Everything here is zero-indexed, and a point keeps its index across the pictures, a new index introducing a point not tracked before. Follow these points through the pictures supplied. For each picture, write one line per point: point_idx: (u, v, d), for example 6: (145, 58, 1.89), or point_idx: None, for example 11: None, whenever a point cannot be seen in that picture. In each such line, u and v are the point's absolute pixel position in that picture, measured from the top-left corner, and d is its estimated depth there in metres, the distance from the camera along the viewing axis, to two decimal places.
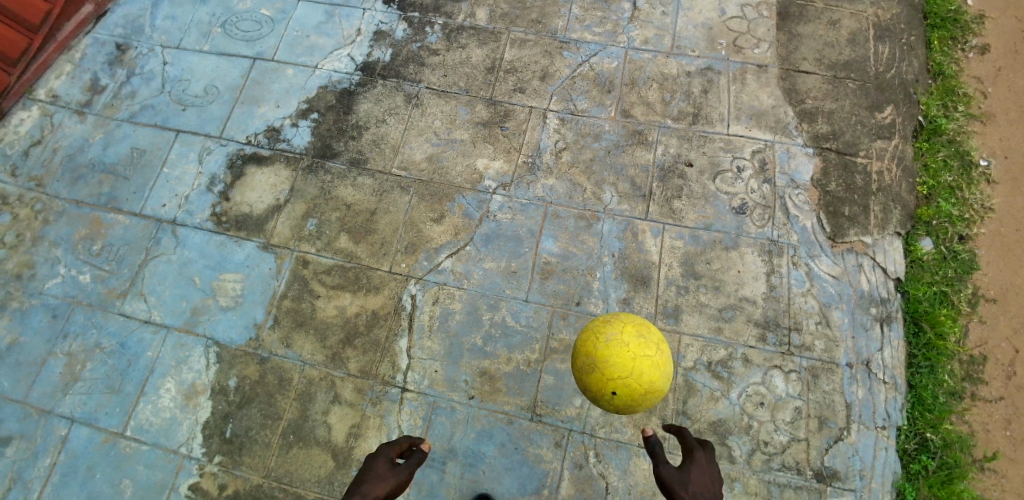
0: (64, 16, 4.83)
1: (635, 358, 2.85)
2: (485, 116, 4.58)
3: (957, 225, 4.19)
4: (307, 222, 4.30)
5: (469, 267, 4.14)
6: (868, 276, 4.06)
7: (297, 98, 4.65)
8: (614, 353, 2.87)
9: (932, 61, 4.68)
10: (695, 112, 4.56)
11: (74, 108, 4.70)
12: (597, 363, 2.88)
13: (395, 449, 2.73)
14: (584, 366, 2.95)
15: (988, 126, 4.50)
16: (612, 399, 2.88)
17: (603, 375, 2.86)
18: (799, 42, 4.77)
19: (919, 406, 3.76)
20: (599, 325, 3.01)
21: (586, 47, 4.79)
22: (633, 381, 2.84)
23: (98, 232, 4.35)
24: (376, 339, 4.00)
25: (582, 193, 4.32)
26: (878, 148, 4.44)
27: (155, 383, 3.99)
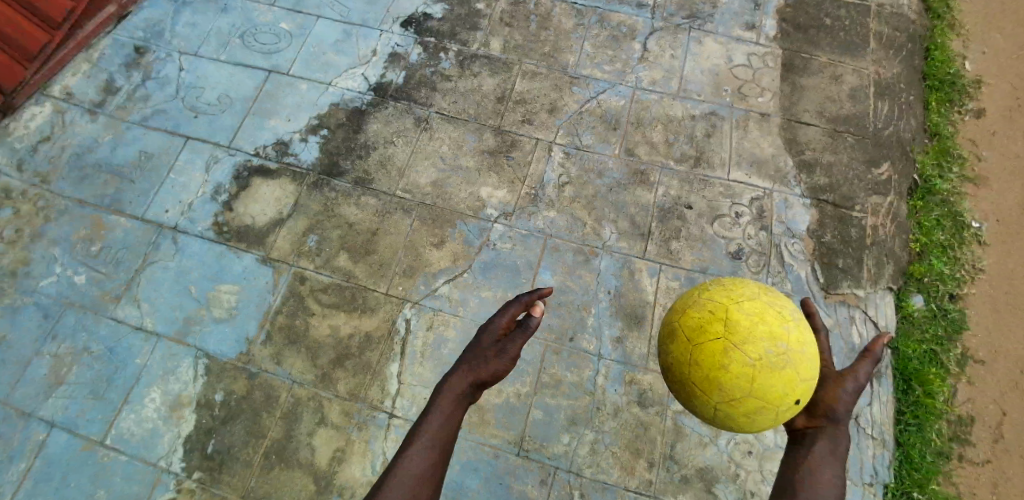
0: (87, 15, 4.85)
1: (811, 332, 2.49)
2: (491, 145, 4.63)
3: (948, 284, 4.26)
4: (307, 238, 4.31)
5: (466, 294, 4.15)
6: (860, 329, 4.11)
7: (308, 114, 4.69)
8: (792, 314, 2.43)
9: (929, 122, 4.80)
10: (698, 156, 4.64)
11: (87, 107, 4.72)
12: (773, 320, 2.36)
13: (504, 319, 2.56)
14: (749, 325, 2.33)
15: (981, 188, 4.61)
16: (788, 409, 2.35)
17: (785, 336, 2.33)
18: (802, 93, 4.89)
19: (905, 465, 3.78)
20: (748, 286, 2.57)
21: (595, 84, 4.88)
22: (813, 356, 2.40)
23: (97, 234, 4.33)
24: (367, 361, 3.99)
25: (582, 228, 4.37)
26: (874, 203, 4.52)
27: (140, 392, 3.95)
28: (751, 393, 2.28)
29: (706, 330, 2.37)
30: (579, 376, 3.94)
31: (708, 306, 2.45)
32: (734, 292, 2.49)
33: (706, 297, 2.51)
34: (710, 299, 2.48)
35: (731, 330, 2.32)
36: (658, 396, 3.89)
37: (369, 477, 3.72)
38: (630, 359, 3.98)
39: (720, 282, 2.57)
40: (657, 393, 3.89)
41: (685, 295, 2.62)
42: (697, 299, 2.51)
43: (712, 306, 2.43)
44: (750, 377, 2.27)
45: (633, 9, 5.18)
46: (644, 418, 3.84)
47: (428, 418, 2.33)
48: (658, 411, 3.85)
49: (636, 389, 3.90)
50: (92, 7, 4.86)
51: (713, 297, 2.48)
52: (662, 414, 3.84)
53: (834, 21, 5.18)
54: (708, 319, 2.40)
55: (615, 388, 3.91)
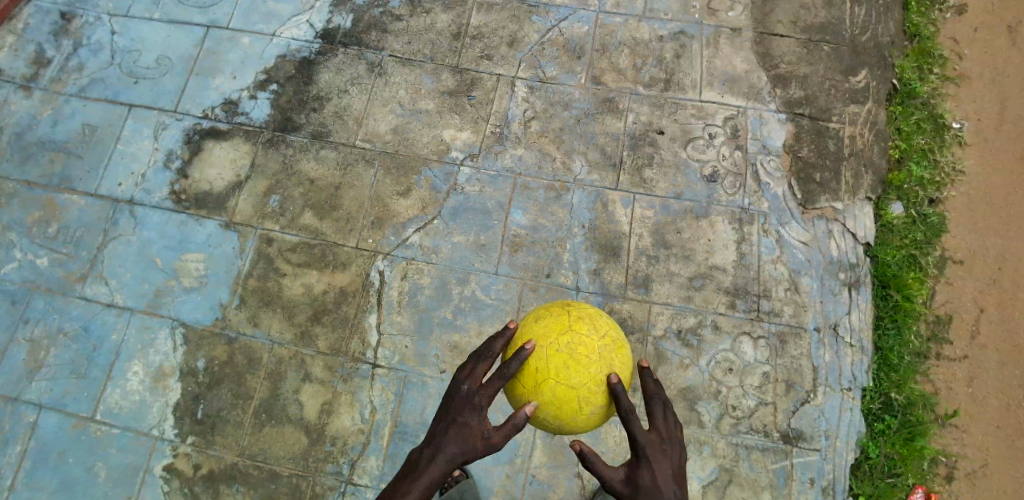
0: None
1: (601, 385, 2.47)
2: (451, 85, 4.45)
3: (928, 189, 4.19)
4: (270, 198, 4.19)
5: (437, 241, 4.07)
6: (838, 242, 4.05)
7: (255, 68, 4.49)
8: (578, 371, 2.44)
9: (908, 23, 4.60)
10: (667, 78, 4.46)
11: (20, 83, 4.51)
12: (557, 357, 2.45)
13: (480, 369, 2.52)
14: (541, 342, 2.50)
15: (962, 89, 4.46)
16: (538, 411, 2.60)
17: (544, 372, 2.44)
18: (774, 4, 4.66)
19: (884, 367, 3.81)
20: (608, 338, 2.58)
21: (556, 11, 4.65)
22: (551, 404, 2.45)
23: (54, 215, 4.21)
24: (344, 316, 3.95)
25: (551, 162, 4.24)
26: (851, 112, 4.39)
27: (122, 366, 3.92)
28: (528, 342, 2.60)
29: (542, 314, 2.64)
30: None
31: (568, 311, 2.63)
32: (590, 321, 2.59)
33: (580, 309, 2.67)
34: (576, 312, 2.63)
35: (535, 327, 2.58)
36: (638, 324, 3.88)
37: (360, 425, 3.75)
38: (608, 291, 3.95)
39: (598, 322, 2.61)
40: (636, 322, 3.88)
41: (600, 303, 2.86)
42: (582, 308, 2.68)
43: (569, 312, 2.62)
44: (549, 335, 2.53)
45: None
46: None
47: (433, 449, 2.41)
48: (638, 339, 3.85)
49: (615, 320, 3.89)
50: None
51: (578, 312, 2.63)
52: (642, 342, 3.84)
53: None
54: (553, 309, 2.67)
55: None
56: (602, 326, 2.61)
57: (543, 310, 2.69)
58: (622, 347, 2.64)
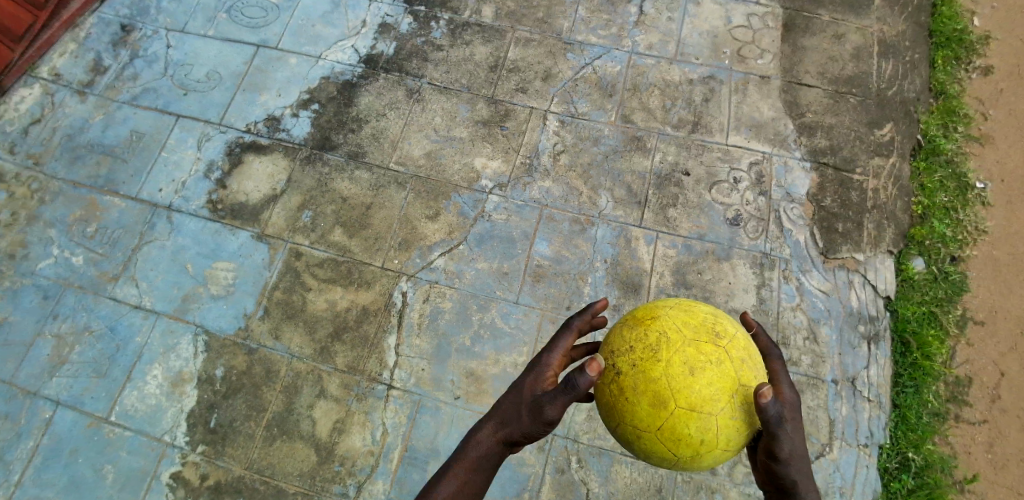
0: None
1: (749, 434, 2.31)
2: (485, 115, 4.57)
3: (950, 247, 4.22)
4: (302, 213, 4.30)
5: (462, 266, 4.15)
6: (858, 293, 4.08)
7: (298, 87, 4.64)
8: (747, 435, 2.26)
9: (934, 80, 4.69)
10: (695, 121, 4.56)
11: (75, 88, 4.68)
12: (734, 411, 2.19)
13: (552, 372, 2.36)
14: (710, 410, 2.15)
15: (986, 148, 4.52)
16: (670, 456, 2.26)
17: (713, 441, 2.18)
18: (803, 54, 4.77)
19: (901, 426, 3.80)
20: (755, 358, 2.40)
21: (591, 50, 4.78)
22: (701, 453, 2.22)
23: (93, 215, 4.34)
24: (365, 334, 4.01)
25: (578, 197, 4.33)
26: (875, 165, 4.44)
27: (142, 369, 4.00)
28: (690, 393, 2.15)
29: (689, 344, 2.23)
30: None
31: (723, 342, 2.28)
32: (750, 365, 2.29)
33: (729, 335, 2.32)
34: (729, 340, 2.31)
35: (697, 389, 2.15)
36: None
37: (370, 446, 3.78)
38: None
39: (748, 353, 2.32)
40: None
41: (726, 315, 2.49)
42: (725, 329, 2.34)
43: (727, 352, 2.24)
44: (723, 385, 2.18)
45: None
46: None
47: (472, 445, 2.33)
48: None
49: None
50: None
51: (740, 356, 2.26)
52: None
53: None
54: (710, 359, 2.21)
55: None
56: (752, 354, 2.35)
57: (691, 340, 2.25)
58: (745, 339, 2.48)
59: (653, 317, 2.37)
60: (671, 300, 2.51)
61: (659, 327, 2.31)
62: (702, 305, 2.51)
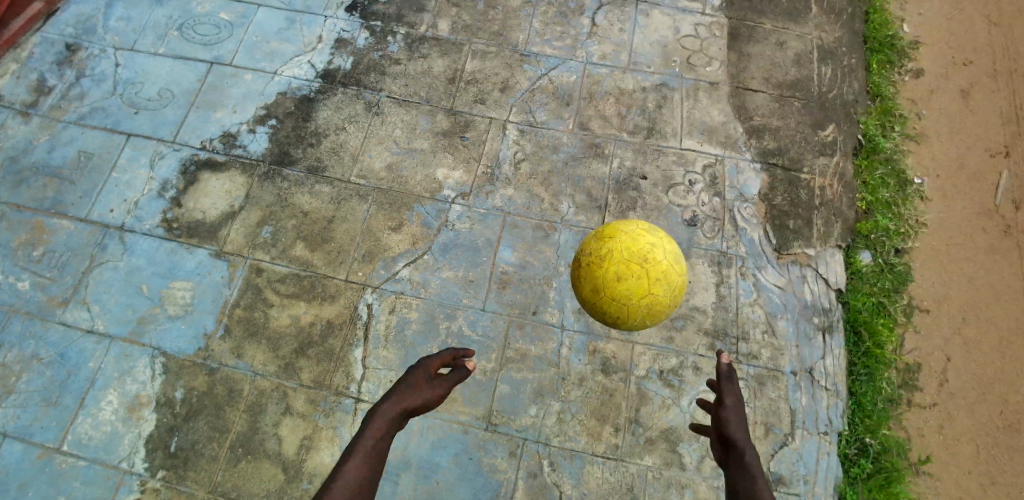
0: (12, 13, 4.65)
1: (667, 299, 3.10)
2: (445, 126, 4.61)
3: (894, 239, 4.44)
4: (261, 229, 4.24)
5: (427, 276, 4.15)
6: (811, 286, 4.25)
7: (254, 104, 4.59)
8: (658, 292, 3.05)
9: (871, 83, 4.95)
10: (650, 127, 4.69)
11: (19, 108, 4.53)
12: (641, 306, 3.06)
13: (435, 361, 2.68)
14: (625, 302, 3.05)
15: (921, 146, 4.79)
16: (631, 302, 3.05)
17: (636, 309, 3.06)
18: (748, 61, 4.98)
19: (858, 412, 3.96)
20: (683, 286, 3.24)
21: (547, 61, 4.88)
22: (635, 318, 3.12)
23: (40, 238, 4.18)
24: (331, 349, 3.96)
25: (540, 203, 4.39)
26: (821, 164, 4.65)
27: (95, 395, 3.85)
28: (618, 287, 3.02)
29: (630, 283, 3.01)
30: (543, 349, 3.99)
31: (642, 272, 3.03)
32: (664, 282, 3.07)
33: (656, 264, 3.05)
34: (667, 309, 3.15)
35: (619, 287, 3.03)
36: (621, 364, 3.98)
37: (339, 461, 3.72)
38: (593, 329, 4.05)
39: (664, 274, 3.06)
40: (619, 361, 3.98)
41: (663, 241, 3.15)
42: (654, 272, 3.05)
43: (648, 274, 3.03)
44: (634, 297, 3.03)
45: None
46: (609, 386, 3.93)
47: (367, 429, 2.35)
48: (621, 378, 3.95)
49: (599, 359, 3.98)
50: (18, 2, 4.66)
51: (655, 280, 3.05)
52: (625, 381, 3.94)
53: None
54: (627, 283, 3.02)
55: (579, 358, 3.98)
56: (677, 286, 3.14)
57: (623, 263, 3.03)
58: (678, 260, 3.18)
59: (605, 254, 3.09)
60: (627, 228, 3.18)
61: (607, 249, 3.09)
62: (654, 237, 3.14)
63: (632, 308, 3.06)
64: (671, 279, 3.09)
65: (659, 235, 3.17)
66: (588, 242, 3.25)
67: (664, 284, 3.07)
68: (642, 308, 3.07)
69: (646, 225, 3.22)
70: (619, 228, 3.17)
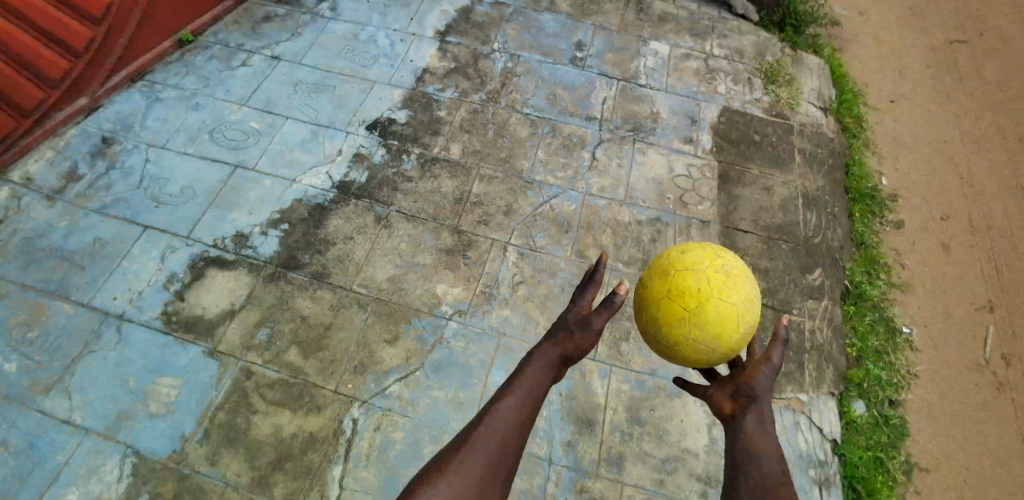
0: (55, 105, 4.89)
1: (743, 274, 2.89)
2: (448, 243, 4.72)
3: (886, 389, 4.46)
4: (258, 331, 4.19)
5: (416, 394, 4.06)
6: (806, 435, 4.17)
7: (270, 207, 4.71)
8: (728, 258, 2.91)
9: (855, 231, 5.25)
10: (644, 258, 4.84)
11: (46, 193, 4.61)
12: (717, 267, 2.85)
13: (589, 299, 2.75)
14: (697, 268, 2.84)
15: (908, 296, 4.96)
16: (705, 265, 2.86)
17: (713, 272, 2.82)
18: (738, 203, 5.25)
19: None
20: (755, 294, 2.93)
21: (549, 189, 5.12)
22: (717, 285, 2.79)
23: (38, 319, 4.11)
24: (309, 465, 3.78)
25: (534, 326, 4.41)
26: (810, 307, 4.76)
27: (55, 493, 3.59)
28: (683, 256, 2.91)
29: (693, 250, 2.94)
30: (529, 483, 3.84)
31: (703, 246, 3.00)
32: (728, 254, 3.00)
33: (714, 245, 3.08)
34: (735, 287, 2.81)
35: (685, 257, 2.91)
36: None
37: None
38: (581, 465, 3.93)
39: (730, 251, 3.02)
40: None
41: None
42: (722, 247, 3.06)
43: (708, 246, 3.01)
44: (705, 260, 2.88)
45: (583, 121, 5.57)
46: None
47: (520, 378, 2.55)
48: None
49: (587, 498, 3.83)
50: (64, 96, 4.91)
51: (719, 250, 2.98)
52: None
53: (762, 138, 5.68)
54: (692, 252, 2.94)
55: (565, 496, 3.83)
56: (747, 277, 2.90)
57: (680, 247, 3.02)
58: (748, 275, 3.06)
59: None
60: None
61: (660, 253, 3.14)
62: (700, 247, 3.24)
63: (710, 274, 2.81)
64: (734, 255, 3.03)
65: None
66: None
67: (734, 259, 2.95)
68: (720, 274, 2.82)
69: None
70: None
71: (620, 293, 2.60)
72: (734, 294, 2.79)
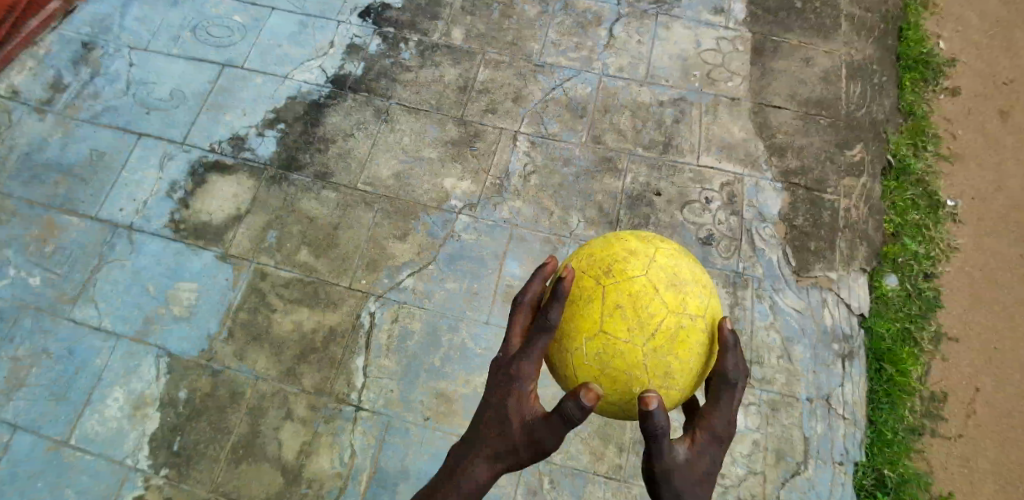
0: (29, 11, 4.75)
1: (659, 336, 2.14)
2: (454, 136, 4.55)
3: (923, 263, 4.22)
4: (268, 233, 4.22)
5: (430, 286, 4.07)
6: (831, 311, 4.05)
7: (265, 107, 4.61)
8: (628, 321, 2.14)
9: (903, 102, 4.75)
10: (666, 142, 4.57)
11: (34, 105, 4.61)
12: (617, 348, 2.13)
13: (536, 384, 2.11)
14: (590, 359, 2.15)
15: (956, 167, 4.56)
16: (599, 354, 2.14)
17: (614, 361, 2.13)
18: (772, 77, 4.82)
19: (877, 441, 3.75)
20: (670, 381, 2.17)
21: (561, 72, 4.80)
22: (626, 371, 2.13)
23: (51, 234, 4.23)
24: (332, 356, 3.90)
25: (548, 216, 4.29)
26: (846, 185, 4.46)
27: (102, 392, 3.84)
28: (569, 341, 2.20)
29: (578, 325, 2.19)
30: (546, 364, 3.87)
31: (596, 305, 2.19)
32: (632, 303, 2.17)
33: (616, 276, 2.23)
34: (622, 387, 2.15)
35: (574, 338, 2.19)
36: None
37: (338, 469, 3.65)
38: None
39: (646, 313, 2.14)
40: None
41: (615, 249, 2.34)
42: (644, 294, 2.18)
43: (600, 300, 2.19)
44: (595, 336, 2.16)
45: None
46: None
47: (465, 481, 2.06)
48: None
49: None
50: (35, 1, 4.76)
51: (615, 301, 2.17)
52: None
53: (806, 4, 5.11)
54: (580, 327, 2.19)
55: None
56: (655, 369, 2.13)
57: (570, 304, 2.24)
58: (690, 346, 2.18)
59: (630, 244, 2.37)
60: (675, 251, 2.39)
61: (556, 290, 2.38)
62: (603, 252, 2.34)
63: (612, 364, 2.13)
64: (643, 293, 2.18)
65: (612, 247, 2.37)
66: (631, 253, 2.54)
67: (643, 311, 2.16)
68: (624, 357, 2.12)
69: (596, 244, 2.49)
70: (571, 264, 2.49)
71: (590, 400, 1.96)
72: (653, 376, 2.14)
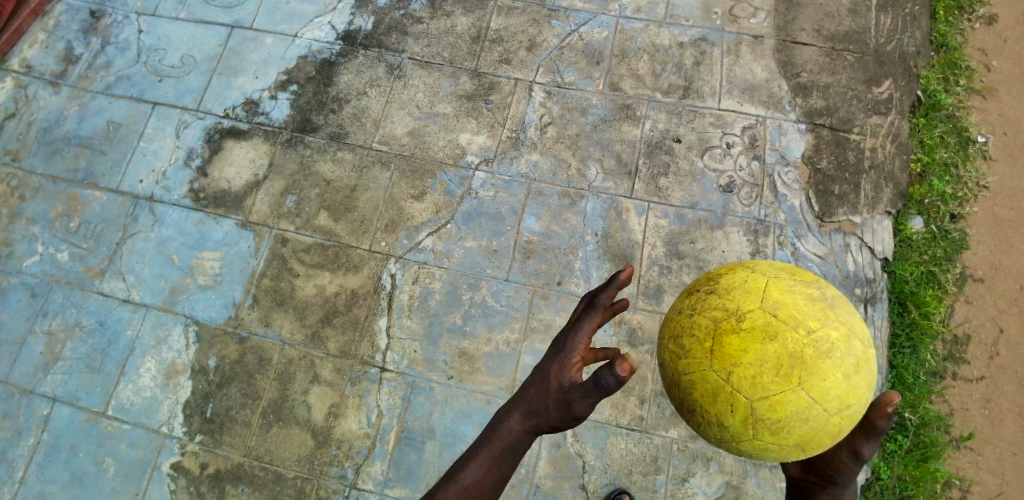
0: None
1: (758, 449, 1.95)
2: (468, 89, 4.45)
3: (950, 204, 4.09)
4: (285, 199, 4.23)
5: (450, 245, 4.09)
6: (855, 256, 4.00)
7: (276, 69, 4.53)
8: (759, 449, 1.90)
9: (935, 32, 4.47)
10: (686, 85, 4.41)
11: (48, 79, 4.59)
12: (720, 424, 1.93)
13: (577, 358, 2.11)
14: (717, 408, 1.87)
15: (989, 101, 4.35)
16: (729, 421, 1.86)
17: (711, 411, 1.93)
18: (798, 11, 4.57)
19: (898, 386, 3.78)
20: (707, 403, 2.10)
21: (576, 16, 4.62)
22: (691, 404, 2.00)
23: (75, 209, 4.29)
24: (355, 318, 3.98)
25: (566, 169, 4.23)
26: (872, 123, 4.29)
27: (135, 362, 3.99)
28: (739, 395, 1.81)
29: (752, 410, 1.81)
30: (567, 320, 3.90)
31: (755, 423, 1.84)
32: (764, 446, 1.90)
33: (790, 439, 1.84)
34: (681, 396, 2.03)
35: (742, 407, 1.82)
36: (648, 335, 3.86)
37: (366, 428, 3.78)
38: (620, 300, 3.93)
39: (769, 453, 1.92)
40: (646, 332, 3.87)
41: (828, 412, 1.82)
42: (773, 452, 1.90)
43: (766, 432, 1.84)
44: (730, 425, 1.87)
45: None
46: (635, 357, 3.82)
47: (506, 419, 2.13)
48: (648, 350, 3.84)
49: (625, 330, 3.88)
50: None
51: (764, 441, 1.87)
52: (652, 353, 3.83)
53: None
54: (738, 401, 1.82)
55: (605, 329, 3.89)
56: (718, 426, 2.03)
57: (757, 399, 1.80)
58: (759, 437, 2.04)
59: (791, 366, 1.78)
60: (824, 420, 1.82)
61: (769, 365, 1.79)
62: (818, 411, 1.80)
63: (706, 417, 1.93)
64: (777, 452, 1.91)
65: (832, 406, 1.82)
66: (847, 324, 1.92)
67: (770, 448, 1.90)
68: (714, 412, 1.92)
69: (829, 362, 1.83)
70: (804, 352, 1.81)
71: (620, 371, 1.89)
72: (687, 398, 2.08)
